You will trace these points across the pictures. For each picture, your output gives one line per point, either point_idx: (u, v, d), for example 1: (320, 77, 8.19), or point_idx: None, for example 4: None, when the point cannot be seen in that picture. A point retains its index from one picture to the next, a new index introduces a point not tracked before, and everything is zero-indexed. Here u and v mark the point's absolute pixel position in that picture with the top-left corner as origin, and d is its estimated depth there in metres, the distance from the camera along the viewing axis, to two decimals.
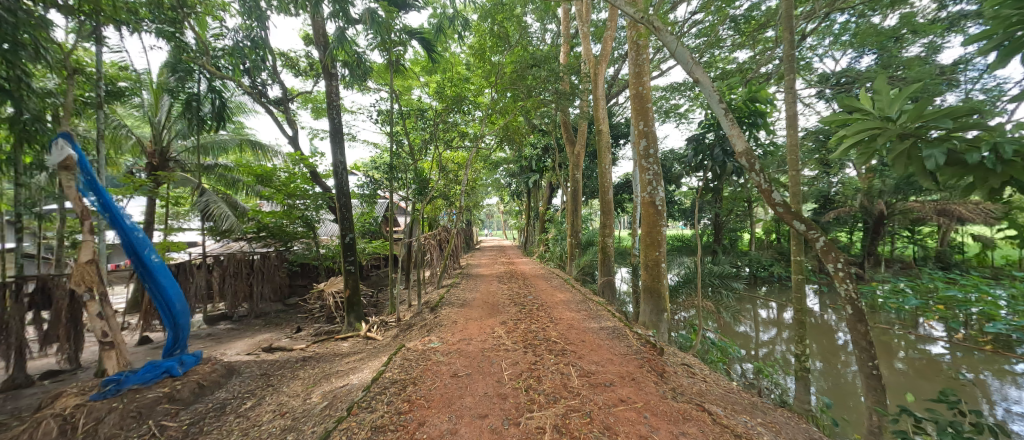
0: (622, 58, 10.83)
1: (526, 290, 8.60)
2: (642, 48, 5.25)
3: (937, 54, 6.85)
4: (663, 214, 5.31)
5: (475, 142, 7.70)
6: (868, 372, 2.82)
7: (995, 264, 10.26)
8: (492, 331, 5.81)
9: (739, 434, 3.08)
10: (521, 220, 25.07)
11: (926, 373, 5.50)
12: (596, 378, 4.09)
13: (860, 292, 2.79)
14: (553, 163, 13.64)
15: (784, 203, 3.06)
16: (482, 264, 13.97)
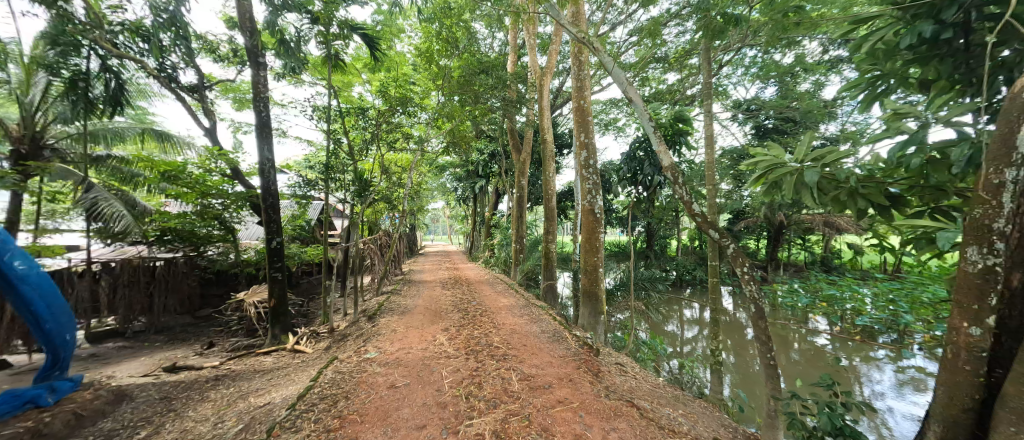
0: (567, 71, 11.34)
1: (470, 296, 8.52)
2: (584, 64, 5.53)
3: (822, 90, 8.13)
4: (601, 222, 5.61)
5: (421, 145, 7.51)
6: (766, 362, 3.23)
7: (863, 268, 12.33)
8: (433, 338, 5.68)
9: (662, 426, 3.35)
10: (467, 225, 24.83)
11: (814, 361, 6.42)
12: (536, 381, 4.18)
13: (762, 293, 3.21)
14: (499, 169, 13.74)
15: (702, 214, 3.42)
16: (425, 269, 13.59)
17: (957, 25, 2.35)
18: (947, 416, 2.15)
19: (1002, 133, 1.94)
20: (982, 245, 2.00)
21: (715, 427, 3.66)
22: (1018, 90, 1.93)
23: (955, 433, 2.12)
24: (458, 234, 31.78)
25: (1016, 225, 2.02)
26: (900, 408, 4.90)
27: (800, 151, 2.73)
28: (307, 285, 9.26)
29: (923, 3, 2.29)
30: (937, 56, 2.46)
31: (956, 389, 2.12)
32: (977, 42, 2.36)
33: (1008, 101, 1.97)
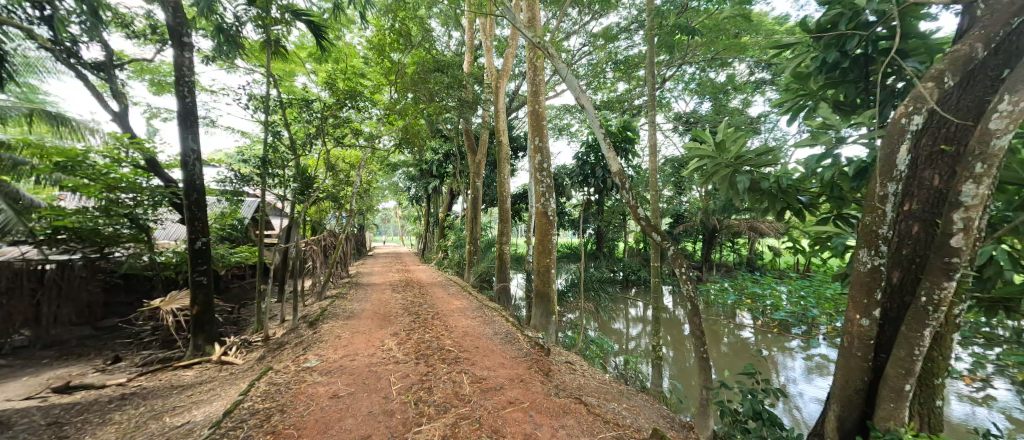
0: (522, 75, 11.50)
1: (422, 299, 8.29)
2: (539, 70, 5.65)
3: (748, 108, 9.03)
4: (554, 224, 5.76)
5: (371, 142, 7.20)
6: (700, 355, 3.51)
7: (780, 268, 13.82)
8: (381, 344, 5.45)
9: (607, 421, 3.51)
10: (420, 226, 24.21)
11: (740, 352, 7.07)
12: (487, 383, 4.17)
13: (697, 291, 3.49)
14: (454, 170, 13.56)
15: (646, 218, 3.65)
16: (374, 272, 13.01)
17: (859, 57, 2.75)
18: (844, 397, 2.50)
19: (885, 153, 2.26)
20: (870, 248, 2.33)
21: (655, 419, 3.91)
22: (897, 116, 2.25)
23: (849, 411, 2.47)
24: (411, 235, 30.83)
25: (897, 231, 2.48)
26: (808, 392, 5.55)
27: (732, 158, 3.02)
28: (237, 290, 8.43)
29: (832, 35, 2.67)
30: (845, 81, 2.89)
31: (851, 372, 2.47)
32: (874, 72, 2.77)
33: (890, 125, 2.28)
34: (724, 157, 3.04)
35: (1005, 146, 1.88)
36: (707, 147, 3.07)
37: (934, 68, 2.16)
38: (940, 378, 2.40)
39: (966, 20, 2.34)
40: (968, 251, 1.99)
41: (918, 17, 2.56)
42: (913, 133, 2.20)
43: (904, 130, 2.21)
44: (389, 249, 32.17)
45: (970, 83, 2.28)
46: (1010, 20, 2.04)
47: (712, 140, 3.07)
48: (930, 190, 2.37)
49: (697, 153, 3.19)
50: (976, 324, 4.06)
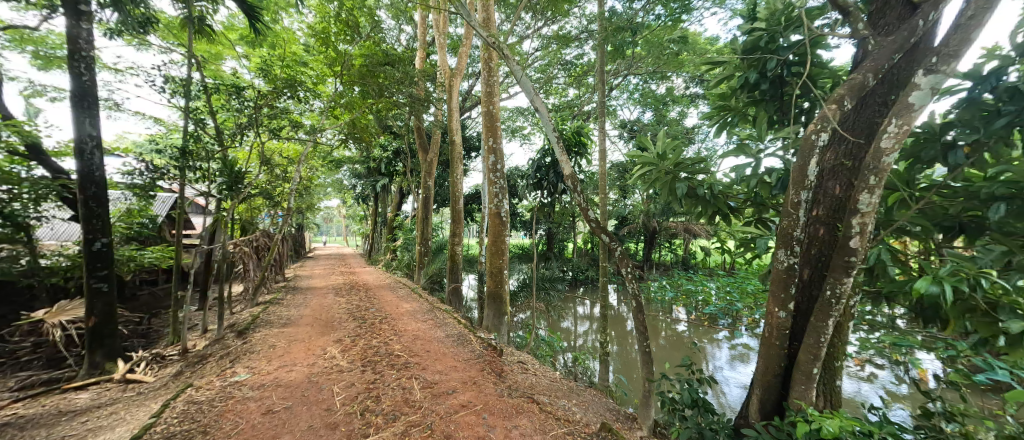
0: (476, 75, 11.44)
1: (368, 302, 7.89)
2: (493, 71, 5.64)
3: (684, 119, 9.78)
4: (506, 225, 5.76)
5: (313, 135, 6.73)
6: (643, 349, 3.72)
7: (710, 267, 15.12)
8: (322, 352, 5.10)
9: (559, 418, 3.59)
10: (367, 226, 23.10)
11: (676, 345, 7.61)
12: (439, 388, 4.08)
13: (641, 289, 3.70)
14: (403, 168, 13.09)
15: (595, 219, 3.80)
16: (315, 275, 12.16)
17: (775, 79, 3.11)
18: (764, 381, 2.79)
19: (799, 165, 2.53)
20: (786, 248, 2.61)
21: (602, 412, 4.08)
22: (809, 132, 2.51)
23: (770, 394, 2.76)
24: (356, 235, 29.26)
25: (807, 233, 2.81)
26: (733, 378, 6.12)
27: (671, 165, 3.26)
28: (148, 297, 7.39)
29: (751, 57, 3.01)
30: (763, 99, 3.26)
31: (770, 359, 2.76)
32: (787, 92, 3.14)
33: (802, 140, 2.55)
34: (664, 163, 3.27)
35: (891, 162, 2.19)
36: (649, 154, 3.30)
37: (836, 92, 2.46)
38: (839, 361, 2.77)
39: (858, 52, 2.72)
40: (862, 251, 2.31)
41: (820, 48, 2.96)
42: (820, 148, 2.49)
43: (815, 145, 2.48)
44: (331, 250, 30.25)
45: (862, 106, 2.64)
46: (893, 55, 2.39)
47: (654, 148, 3.29)
48: (832, 198, 2.71)
49: (640, 160, 3.41)
50: (862, 312, 4.75)
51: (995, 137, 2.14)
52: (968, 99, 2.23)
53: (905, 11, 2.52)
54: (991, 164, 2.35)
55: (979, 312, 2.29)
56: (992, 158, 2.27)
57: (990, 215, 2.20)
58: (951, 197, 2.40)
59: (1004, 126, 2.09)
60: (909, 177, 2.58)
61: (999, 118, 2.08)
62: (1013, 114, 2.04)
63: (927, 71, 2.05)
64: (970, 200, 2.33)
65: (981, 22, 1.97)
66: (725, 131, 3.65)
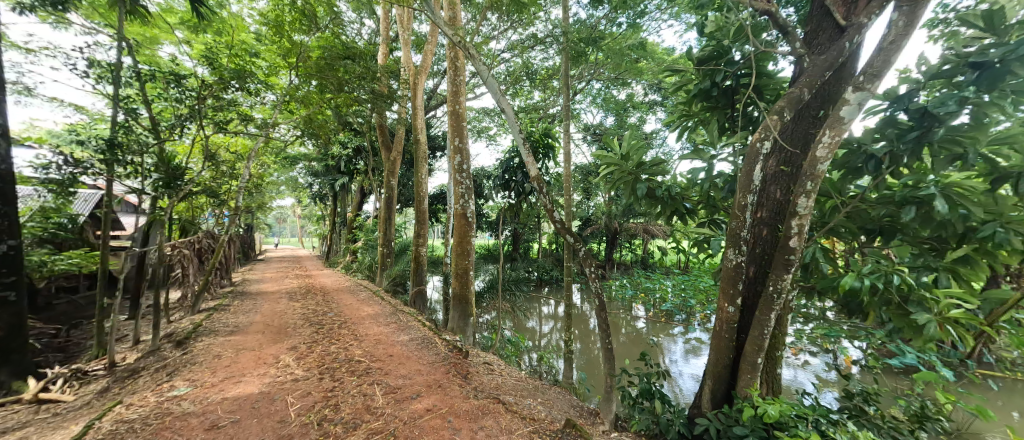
0: (441, 73, 11.28)
1: (326, 307, 7.53)
2: (460, 70, 5.59)
3: (644, 124, 10.20)
4: (473, 226, 5.72)
5: (266, 130, 6.31)
6: (605, 346, 3.83)
7: (666, 266, 15.90)
8: (275, 360, 4.79)
9: (525, 417, 3.62)
10: (325, 226, 22.05)
11: (635, 341, 7.92)
12: (402, 393, 3.97)
13: (603, 287, 3.81)
14: (364, 166, 12.63)
15: (561, 220, 3.87)
16: (266, 278, 11.41)
17: (726, 88, 3.33)
18: (715, 373, 2.99)
19: (746, 171, 2.72)
20: (734, 248, 2.80)
21: (566, 410, 4.17)
22: (754, 141, 2.71)
23: (720, 385, 2.96)
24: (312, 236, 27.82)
25: (753, 234, 3.04)
26: (687, 371, 6.46)
27: (633, 165, 3.40)
28: (66, 306, 6.59)
29: (706, 67, 3.21)
30: (716, 107, 3.49)
31: (720, 352, 2.96)
32: (737, 102, 3.38)
33: (748, 147, 2.74)
34: (627, 165, 3.40)
35: (825, 169, 2.42)
36: (613, 156, 3.40)
37: (778, 104, 2.68)
38: (780, 351, 3.02)
39: (796, 68, 2.98)
40: (800, 250, 2.53)
41: (766, 62, 3.22)
42: (764, 156, 2.69)
43: (759, 152, 2.68)
44: (284, 252, 28.56)
45: (799, 118, 2.90)
46: (825, 72, 2.63)
47: (617, 150, 3.41)
48: (773, 202, 2.96)
49: (604, 161, 3.52)
50: (799, 306, 5.20)
51: (907, 149, 2.43)
52: (885, 116, 2.53)
53: (834, 34, 2.79)
54: (904, 173, 2.67)
55: (893, 304, 2.59)
56: (904, 167, 2.58)
57: (904, 216, 2.47)
58: (873, 202, 2.68)
59: (913, 140, 2.39)
60: (838, 183, 2.87)
61: (909, 133, 2.38)
62: (920, 130, 2.34)
63: (855, 88, 2.28)
64: (888, 204, 2.62)
65: (897, 47, 2.23)
66: (682, 136, 3.85)
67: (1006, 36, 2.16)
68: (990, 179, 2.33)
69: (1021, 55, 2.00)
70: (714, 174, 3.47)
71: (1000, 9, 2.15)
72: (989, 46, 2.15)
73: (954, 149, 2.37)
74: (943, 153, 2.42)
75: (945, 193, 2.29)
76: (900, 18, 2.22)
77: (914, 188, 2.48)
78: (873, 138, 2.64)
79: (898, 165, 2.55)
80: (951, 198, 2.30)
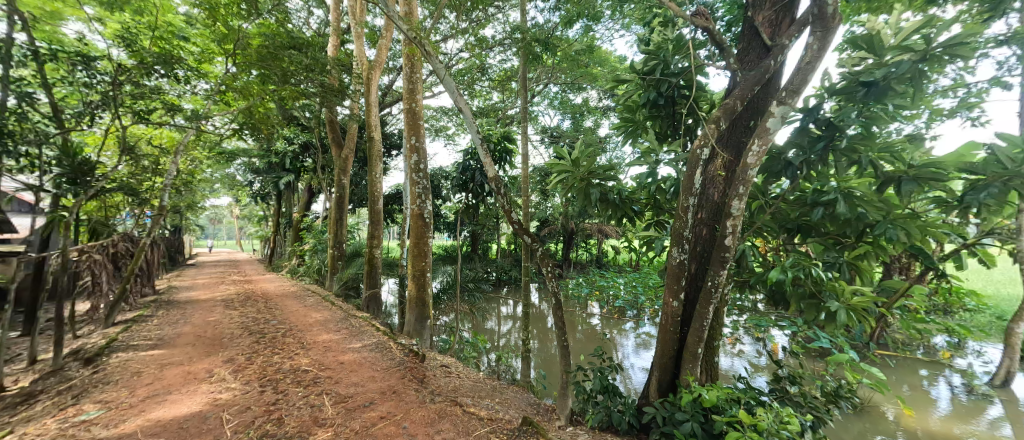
0: (396, 69, 10.93)
1: (268, 314, 7.00)
2: (416, 67, 5.45)
3: (598, 128, 10.57)
4: (430, 226, 5.61)
5: (198, 122, 5.73)
6: (561, 343, 3.93)
7: (619, 265, 16.61)
8: (207, 375, 4.36)
9: (482, 418, 3.62)
10: (268, 227, 20.47)
11: (590, 337, 8.20)
12: (354, 402, 3.79)
13: (559, 286, 3.91)
14: (312, 164, 11.90)
15: (518, 221, 3.91)
16: (198, 285, 10.37)
17: (669, 98, 3.58)
18: (661, 364, 3.18)
19: (687, 175, 2.93)
20: (678, 246, 3.01)
21: (524, 408, 4.22)
22: (695, 147, 2.92)
23: (666, 375, 3.16)
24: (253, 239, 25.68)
25: (694, 233, 3.28)
26: (638, 363, 6.80)
27: (586, 170, 3.52)
28: None
29: (651, 78, 3.43)
30: (660, 115, 3.74)
31: (666, 343, 3.16)
32: (678, 111, 3.64)
33: (690, 154, 2.95)
34: (579, 170, 3.52)
35: (754, 175, 2.67)
36: (565, 162, 3.52)
37: (714, 114, 2.91)
38: (717, 341, 3.29)
39: (728, 82, 3.26)
40: (734, 248, 2.78)
41: (702, 75, 3.50)
42: (704, 161, 2.91)
43: (699, 158, 2.89)
44: (221, 255, 26.16)
45: (732, 127, 3.18)
46: (753, 87, 2.91)
47: (571, 155, 3.52)
48: (712, 204, 3.21)
49: (560, 164, 3.62)
50: (735, 299, 5.68)
51: (817, 157, 2.78)
52: (799, 126, 2.87)
53: (761, 53, 3.08)
54: (815, 178, 3.04)
55: (808, 294, 2.93)
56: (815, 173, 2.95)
57: (815, 216, 2.82)
58: (791, 204, 3.02)
59: (822, 149, 2.74)
60: (763, 186, 3.20)
61: (818, 142, 2.72)
62: (827, 140, 2.70)
63: (779, 102, 2.55)
64: (803, 205, 2.95)
65: (812, 67, 2.52)
66: (630, 141, 4.07)
67: (886, 57, 2.55)
68: (879, 183, 2.74)
69: (897, 75, 2.37)
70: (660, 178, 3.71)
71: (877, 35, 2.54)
72: (873, 67, 2.53)
73: (852, 156, 2.75)
74: (844, 160, 2.80)
75: (846, 195, 2.66)
76: (814, 41, 2.51)
77: (823, 191, 2.84)
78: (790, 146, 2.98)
79: (810, 170, 2.91)
80: (850, 199, 2.67)
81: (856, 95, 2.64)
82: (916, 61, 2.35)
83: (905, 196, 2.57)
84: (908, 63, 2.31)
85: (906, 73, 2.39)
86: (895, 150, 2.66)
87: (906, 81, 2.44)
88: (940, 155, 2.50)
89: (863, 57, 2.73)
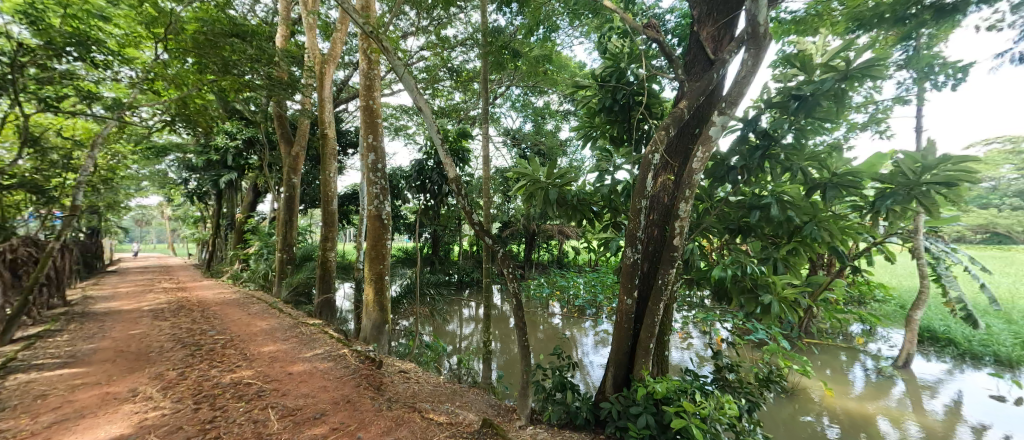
0: (352, 64, 10.48)
1: (205, 324, 6.42)
2: (374, 63, 5.26)
3: (559, 132, 10.79)
4: (388, 228, 5.42)
5: (122, 111, 5.15)
6: (522, 343, 3.96)
7: (579, 265, 17.06)
8: (131, 394, 3.91)
9: (442, 422, 3.55)
10: (207, 229, 18.80)
11: (551, 336, 8.34)
12: (303, 414, 3.58)
13: (520, 287, 3.94)
14: (258, 161, 11.09)
15: (480, 223, 3.88)
16: (121, 294, 9.29)
17: (624, 105, 3.74)
18: (616, 359, 3.31)
19: (640, 178, 3.08)
20: (632, 246, 3.15)
21: (484, 410, 4.20)
22: (647, 152, 3.07)
23: (621, 370, 3.29)
24: (188, 242, 23.43)
25: (646, 234, 3.44)
26: (597, 360, 7.01)
27: (544, 173, 3.59)
28: None
29: (607, 85, 3.58)
30: (615, 120, 3.89)
31: (620, 340, 3.29)
32: (632, 117, 3.81)
33: (642, 159, 3.09)
34: (538, 174, 3.58)
35: (699, 179, 2.86)
36: (525, 166, 3.58)
37: (664, 121, 3.08)
38: (668, 336, 3.48)
39: (677, 92, 3.46)
40: (682, 247, 2.96)
41: (655, 85, 3.70)
42: (655, 165, 3.07)
43: (651, 163, 3.04)
44: (150, 260, 23.63)
45: (680, 135, 3.38)
46: (698, 97, 3.11)
47: (530, 159, 3.57)
48: (662, 206, 3.39)
49: (520, 167, 3.66)
50: (685, 296, 6.04)
51: (754, 164, 3.03)
52: (739, 135, 3.12)
53: (705, 66, 3.31)
54: (753, 183, 3.30)
55: (748, 290, 3.18)
56: (752, 179, 3.21)
57: (753, 218, 3.06)
58: (732, 207, 3.27)
59: (759, 157, 2.99)
60: (708, 190, 3.43)
61: (756, 151, 2.98)
62: (763, 149, 2.96)
63: (720, 113, 2.75)
64: (742, 208, 3.21)
65: (747, 81, 2.75)
66: (588, 145, 4.22)
67: (813, 74, 2.84)
68: (806, 189, 3.03)
69: (822, 91, 2.66)
70: (615, 181, 3.87)
71: (808, 55, 2.80)
72: (803, 83, 2.81)
73: (785, 163, 3.01)
74: (778, 167, 3.06)
75: (779, 200, 2.91)
76: (750, 57, 2.73)
77: (759, 195, 3.09)
78: (731, 154, 3.22)
79: (748, 177, 3.16)
80: (782, 203, 2.93)
81: (788, 109, 2.90)
82: (838, 79, 2.64)
83: (827, 201, 2.85)
84: (832, 82, 2.60)
85: (828, 90, 2.67)
86: (820, 159, 2.95)
87: (828, 97, 2.72)
88: (856, 165, 2.80)
89: (794, 73, 3.02)
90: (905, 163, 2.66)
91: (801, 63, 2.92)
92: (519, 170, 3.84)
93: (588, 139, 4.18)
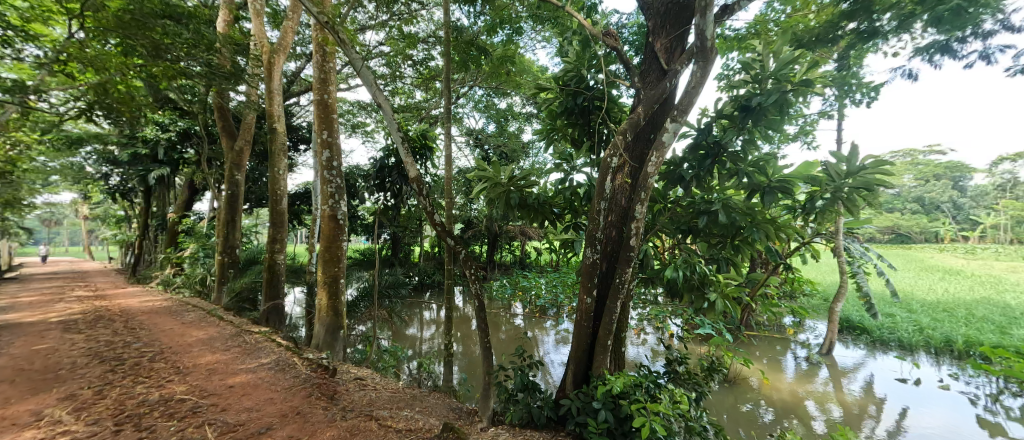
0: (305, 56, 9.91)
1: (128, 335, 5.75)
2: (329, 55, 4.99)
3: (522, 133, 10.87)
4: (344, 229, 5.17)
5: (25, 96, 4.49)
6: (484, 345, 3.93)
7: (541, 265, 17.31)
8: (33, 418, 3.40)
9: (400, 429, 3.44)
10: (133, 229, 16.89)
11: (514, 336, 8.38)
12: (246, 430, 3.30)
13: (482, 288, 3.91)
14: (195, 155, 10.16)
15: (442, 224, 3.81)
16: (23, 304, 8.09)
17: (585, 110, 3.85)
18: (576, 357, 3.39)
19: (599, 180, 3.18)
20: (591, 246, 3.24)
21: (445, 415, 4.12)
22: (606, 156, 3.18)
23: (581, 367, 3.36)
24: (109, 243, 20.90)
25: (605, 235, 3.55)
26: (558, 358, 7.14)
27: (506, 175, 3.59)
28: None
29: (568, 89, 3.67)
30: (576, 124, 3.99)
31: (580, 338, 3.37)
32: (592, 121, 3.92)
33: (602, 162, 3.20)
34: (500, 176, 3.58)
35: (654, 183, 2.99)
36: (487, 169, 3.57)
37: (621, 126, 3.19)
38: (625, 332, 3.60)
39: (634, 98, 3.60)
40: (638, 247, 3.08)
41: (614, 91, 3.82)
42: (613, 168, 3.18)
43: (610, 166, 3.16)
44: (61, 265, 20.83)
45: (637, 139, 3.52)
46: (653, 105, 3.26)
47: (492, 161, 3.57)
48: (620, 208, 3.51)
49: (483, 169, 3.64)
50: (642, 294, 6.32)
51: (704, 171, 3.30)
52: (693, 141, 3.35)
53: (659, 75, 3.46)
54: (703, 187, 3.51)
55: (698, 288, 3.36)
56: (701, 183, 3.44)
57: (702, 221, 3.26)
58: (683, 210, 3.47)
59: (707, 165, 3.31)
60: (663, 192, 3.61)
61: (706, 159, 3.30)
62: (713, 156, 3.27)
63: (672, 120, 2.90)
64: (693, 211, 3.40)
65: (697, 92, 2.92)
66: (550, 147, 4.28)
67: (760, 85, 3.07)
68: (749, 194, 3.27)
69: (767, 103, 2.89)
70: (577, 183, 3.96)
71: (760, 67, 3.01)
72: (751, 94, 3.03)
73: (732, 169, 3.22)
74: (726, 172, 3.29)
75: (725, 204, 3.12)
76: (700, 69, 2.90)
77: (709, 199, 3.30)
78: (684, 159, 3.41)
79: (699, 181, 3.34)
80: (728, 207, 3.14)
81: (736, 117, 3.11)
82: (780, 92, 2.88)
83: (767, 205, 3.09)
84: (776, 94, 2.82)
85: (772, 102, 2.90)
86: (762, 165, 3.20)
87: (772, 108, 2.95)
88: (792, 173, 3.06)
89: (743, 83, 3.25)
90: (833, 170, 2.94)
91: (750, 73, 3.15)
92: (482, 171, 3.81)
93: (549, 141, 4.24)
